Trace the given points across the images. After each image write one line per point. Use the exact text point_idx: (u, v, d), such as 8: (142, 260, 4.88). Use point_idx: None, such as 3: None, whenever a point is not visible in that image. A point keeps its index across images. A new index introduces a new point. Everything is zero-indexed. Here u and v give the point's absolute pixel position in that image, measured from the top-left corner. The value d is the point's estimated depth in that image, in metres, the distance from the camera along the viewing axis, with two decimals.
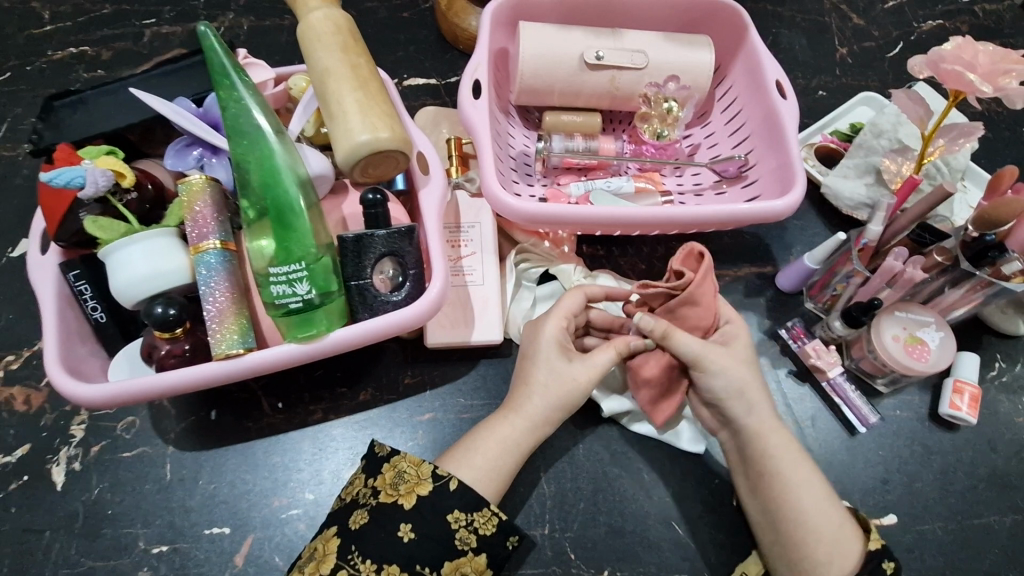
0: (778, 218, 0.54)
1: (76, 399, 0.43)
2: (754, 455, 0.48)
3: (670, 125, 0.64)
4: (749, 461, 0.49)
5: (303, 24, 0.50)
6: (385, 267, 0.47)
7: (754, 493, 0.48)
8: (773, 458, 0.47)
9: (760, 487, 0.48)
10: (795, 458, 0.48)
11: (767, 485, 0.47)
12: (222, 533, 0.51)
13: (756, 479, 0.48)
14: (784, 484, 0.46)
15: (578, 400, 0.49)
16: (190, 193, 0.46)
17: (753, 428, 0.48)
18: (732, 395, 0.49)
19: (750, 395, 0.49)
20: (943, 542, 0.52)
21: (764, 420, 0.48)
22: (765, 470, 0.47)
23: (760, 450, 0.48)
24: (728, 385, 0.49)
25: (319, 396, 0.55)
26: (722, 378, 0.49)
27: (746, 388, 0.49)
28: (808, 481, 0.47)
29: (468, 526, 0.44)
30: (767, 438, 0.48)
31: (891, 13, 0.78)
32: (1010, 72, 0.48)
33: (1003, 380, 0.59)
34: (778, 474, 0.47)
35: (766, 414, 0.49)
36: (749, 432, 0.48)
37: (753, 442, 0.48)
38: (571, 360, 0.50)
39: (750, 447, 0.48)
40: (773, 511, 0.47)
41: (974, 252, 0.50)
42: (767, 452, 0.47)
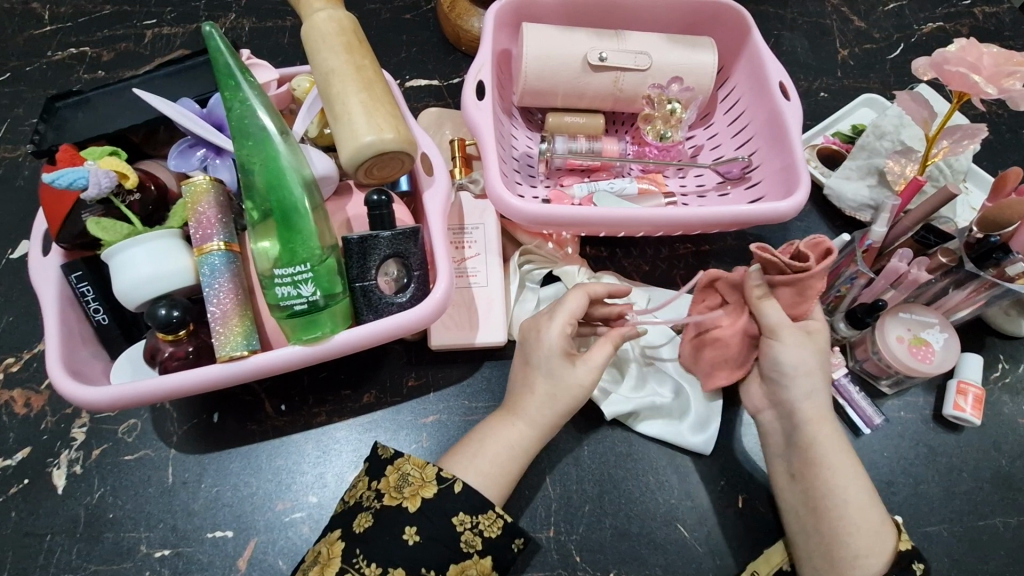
0: (782, 219, 0.53)
1: (79, 402, 0.43)
2: (801, 440, 0.47)
3: (673, 126, 0.64)
4: (794, 446, 0.48)
5: (308, 24, 0.49)
6: (389, 269, 0.48)
7: (793, 480, 0.48)
8: (818, 445, 0.46)
9: (801, 474, 0.47)
10: (839, 449, 0.47)
11: (808, 471, 0.46)
12: (225, 536, 0.50)
13: (798, 466, 0.47)
14: (828, 472, 0.45)
15: (581, 401, 0.49)
16: (194, 194, 0.46)
17: (808, 414, 0.47)
18: (802, 372, 0.48)
19: (814, 377, 0.48)
20: (949, 544, 0.52)
21: (817, 407, 0.48)
22: (809, 457, 0.47)
23: (808, 436, 0.47)
24: (797, 363, 0.48)
25: (322, 398, 0.55)
26: (792, 356, 0.48)
27: (813, 370, 0.48)
28: (853, 471, 0.46)
29: (473, 529, 0.44)
30: (820, 427, 0.47)
31: (892, 16, 0.79)
32: (1014, 74, 0.48)
33: (1006, 381, 0.59)
34: (822, 462, 0.46)
35: (820, 403, 0.48)
36: (800, 416, 0.48)
37: (802, 427, 0.47)
38: (575, 364, 0.49)
39: (799, 432, 0.47)
40: (811, 498, 0.46)
41: (979, 253, 0.50)
42: (816, 440, 0.47)
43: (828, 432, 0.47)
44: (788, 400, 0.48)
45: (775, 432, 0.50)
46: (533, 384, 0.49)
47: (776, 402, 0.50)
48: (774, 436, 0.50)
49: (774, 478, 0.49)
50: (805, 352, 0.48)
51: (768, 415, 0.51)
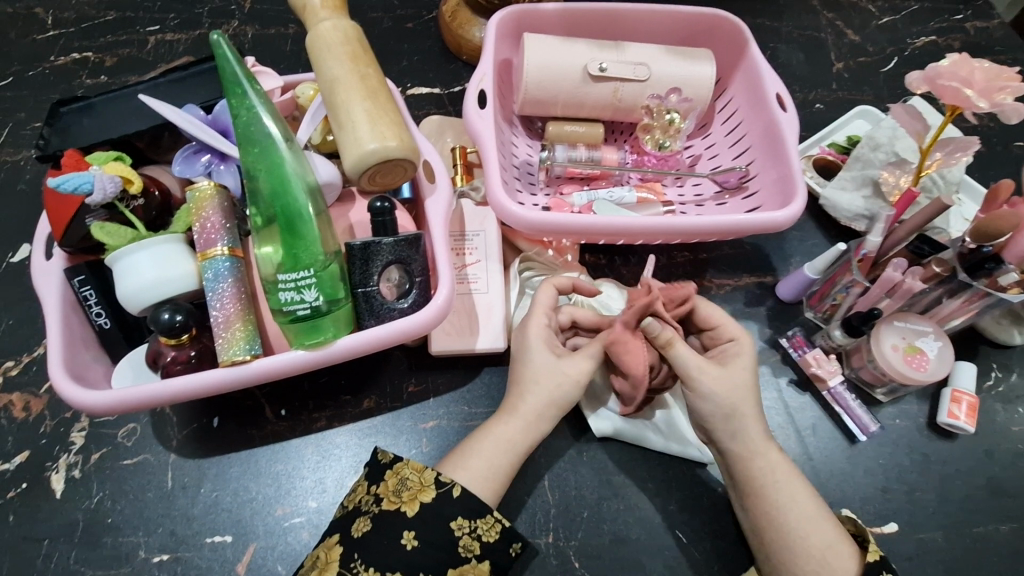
0: (779, 229, 0.54)
1: (80, 406, 0.43)
2: (740, 475, 0.48)
3: (672, 136, 0.65)
4: (736, 480, 0.48)
5: (313, 33, 0.50)
6: (391, 274, 0.48)
7: (744, 516, 0.48)
8: (758, 479, 0.47)
9: (747, 506, 0.47)
10: (781, 479, 0.47)
11: (751, 504, 0.47)
12: (224, 541, 0.50)
13: (742, 499, 0.48)
14: (772, 504, 0.46)
15: (573, 399, 0.50)
16: (199, 200, 0.46)
17: (738, 451, 0.48)
18: (721, 417, 0.48)
19: (736, 419, 0.48)
20: (943, 550, 0.53)
21: (748, 443, 0.48)
22: (751, 490, 0.47)
23: (744, 471, 0.47)
24: (717, 406, 0.48)
25: (323, 403, 0.55)
26: (711, 402, 0.48)
27: (735, 411, 0.48)
28: (792, 497, 0.46)
29: (472, 533, 0.44)
30: (753, 460, 0.47)
31: (885, 30, 0.80)
32: (1006, 88, 0.49)
33: (999, 390, 0.59)
34: (762, 494, 0.46)
35: (753, 437, 0.48)
36: (731, 455, 0.48)
37: (736, 464, 0.48)
38: (560, 356, 0.51)
39: (735, 469, 0.48)
40: (760, 529, 0.46)
41: (972, 263, 0.52)
42: (752, 474, 0.47)
43: (765, 463, 0.47)
44: (716, 439, 0.49)
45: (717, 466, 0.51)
46: (533, 389, 0.49)
47: (707, 440, 0.51)
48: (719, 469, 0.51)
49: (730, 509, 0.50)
50: (723, 391, 0.48)
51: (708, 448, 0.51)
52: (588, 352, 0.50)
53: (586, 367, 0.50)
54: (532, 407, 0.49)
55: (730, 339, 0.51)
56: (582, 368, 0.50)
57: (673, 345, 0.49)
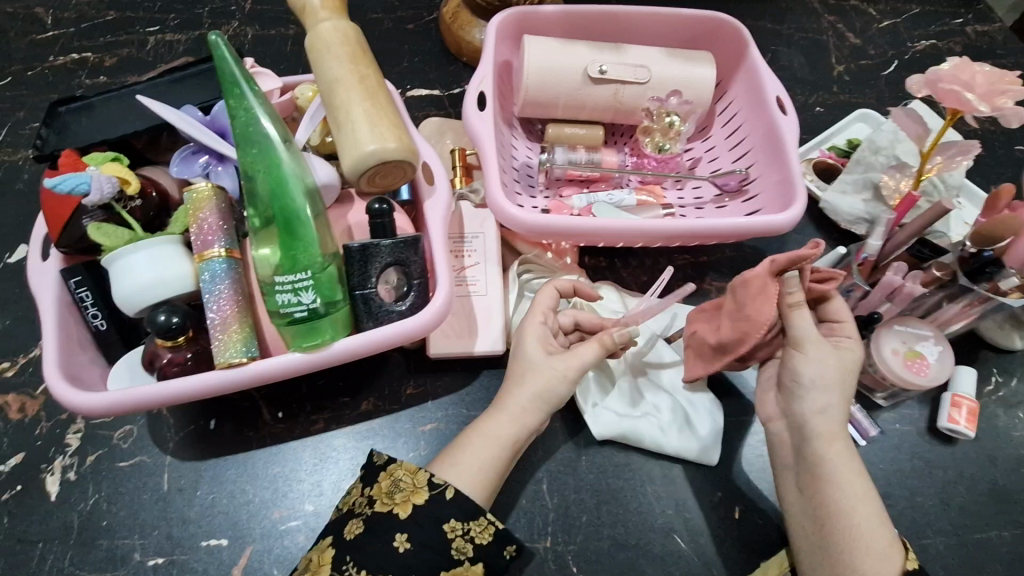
0: (779, 231, 0.54)
1: (76, 407, 0.43)
2: (812, 456, 0.46)
3: (672, 138, 0.64)
4: (803, 460, 0.47)
5: (312, 34, 0.50)
6: (390, 276, 0.48)
7: (798, 496, 0.47)
8: (827, 461, 0.46)
9: (807, 487, 0.46)
10: (848, 470, 0.45)
11: (816, 487, 0.46)
12: (220, 544, 0.50)
13: (806, 480, 0.47)
14: (836, 490, 0.45)
15: (562, 395, 0.49)
16: (197, 201, 0.46)
17: (819, 429, 0.46)
18: (819, 386, 0.47)
19: (831, 393, 0.47)
20: (944, 555, 0.52)
21: (829, 424, 0.46)
22: (815, 471, 0.46)
23: (817, 451, 0.46)
24: (817, 376, 0.47)
25: (321, 405, 0.55)
26: (813, 369, 0.47)
27: (831, 387, 0.47)
28: (857, 486, 0.45)
29: (464, 536, 0.43)
30: (827, 443, 0.46)
31: (886, 33, 0.80)
32: (1007, 92, 0.49)
33: (1000, 395, 0.59)
34: (827, 477, 0.45)
35: (834, 419, 0.47)
36: (810, 433, 0.47)
37: (808, 442, 0.47)
38: (552, 354, 0.51)
39: (806, 446, 0.47)
40: (819, 513, 0.45)
41: (974, 268, 0.51)
42: (820, 453, 0.46)
43: (838, 447, 0.46)
44: (797, 410, 0.47)
45: (784, 443, 0.49)
46: (529, 391, 0.49)
47: (787, 412, 0.49)
48: (783, 447, 0.49)
49: (782, 493, 0.49)
50: (829, 367, 0.47)
51: (780, 424, 0.50)
52: (584, 352, 0.50)
53: (576, 363, 0.50)
54: (532, 410, 0.49)
55: (850, 337, 0.49)
56: (571, 363, 0.50)
57: (797, 310, 0.47)
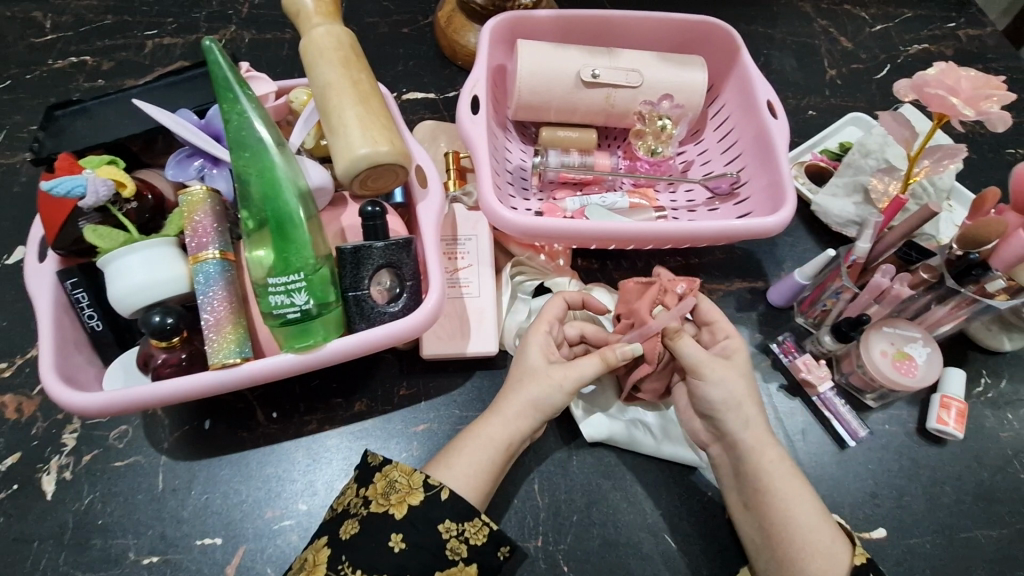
0: (769, 234, 0.55)
1: (71, 408, 0.43)
2: (749, 471, 0.47)
3: (664, 142, 0.65)
4: (743, 477, 0.48)
5: (306, 39, 0.51)
6: (382, 278, 0.48)
7: (745, 510, 0.48)
8: (766, 472, 0.47)
9: (751, 501, 0.47)
10: (785, 478, 0.47)
11: (759, 500, 0.47)
12: (214, 543, 0.50)
13: (749, 496, 0.48)
14: (778, 501, 0.46)
15: (557, 404, 0.50)
16: (191, 204, 0.47)
17: (749, 442, 0.48)
18: (729, 405, 0.49)
19: (745, 407, 0.49)
20: (931, 555, 0.53)
21: (756, 435, 0.48)
22: (756, 483, 0.47)
23: (753, 465, 0.47)
24: (725, 396, 0.49)
25: (314, 406, 0.56)
26: (719, 389, 0.49)
27: (742, 399, 0.49)
28: (796, 493, 0.46)
29: (459, 537, 0.44)
30: (762, 454, 0.48)
31: (878, 37, 0.81)
32: (992, 97, 0.49)
33: (988, 396, 0.60)
34: (768, 488, 0.46)
35: (759, 429, 0.49)
36: (742, 449, 0.48)
37: (745, 457, 0.48)
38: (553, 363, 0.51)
39: (744, 461, 0.48)
40: (766, 525, 0.46)
41: (960, 269, 0.52)
42: (758, 466, 0.47)
43: (773, 456, 0.48)
44: (726, 432, 0.49)
45: (724, 465, 0.50)
46: (522, 392, 0.50)
47: (720, 437, 0.50)
48: (724, 469, 0.50)
49: (730, 510, 0.50)
50: (731, 383, 0.49)
51: (715, 448, 0.51)
52: (584, 364, 0.50)
53: (574, 375, 0.50)
54: (522, 410, 0.49)
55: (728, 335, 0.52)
56: (568, 374, 0.50)
57: (680, 338, 0.50)
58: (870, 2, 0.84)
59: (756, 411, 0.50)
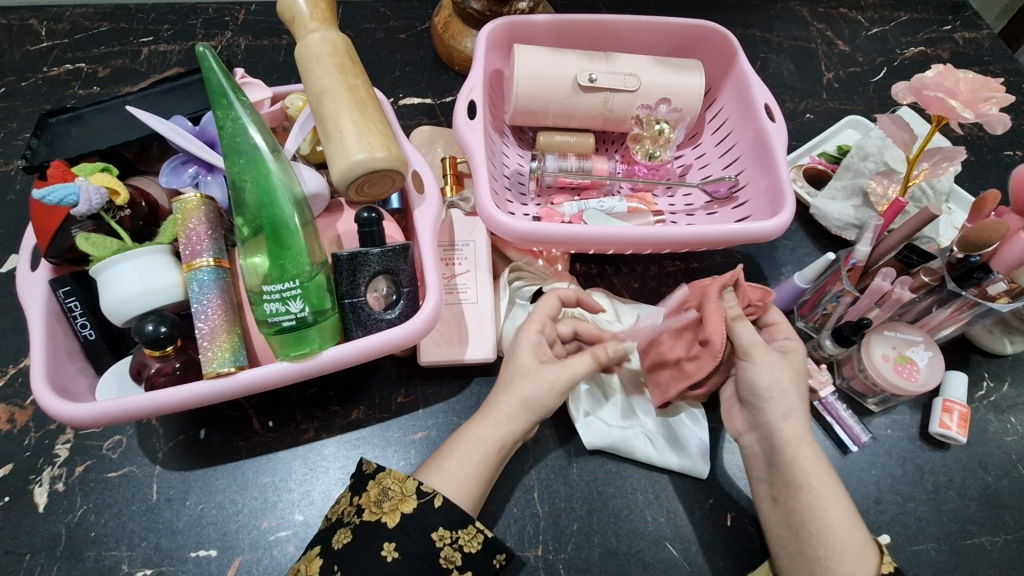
0: (768, 238, 0.54)
1: (61, 418, 0.42)
2: (781, 464, 0.47)
3: (662, 146, 0.65)
4: (774, 469, 0.48)
5: (302, 45, 0.50)
6: (379, 285, 0.48)
7: (775, 504, 0.47)
8: (798, 469, 0.46)
9: (782, 495, 0.47)
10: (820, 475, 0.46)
11: (791, 495, 0.46)
12: (208, 555, 0.50)
13: (779, 491, 0.47)
14: (809, 497, 0.45)
15: (548, 404, 0.49)
16: (184, 211, 0.46)
17: (787, 435, 0.47)
18: (774, 395, 0.48)
19: (790, 399, 0.48)
20: (937, 562, 0.52)
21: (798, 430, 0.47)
22: (788, 478, 0.46)
23: (788, 459, 0.46)
24: (772, 385, 0.48)
25: (311, 414, 0.55)
26: (767, 376, 0.48)
27: (788, 392, 0.48)
28: (831, 492, 0.45)
29: (453, 544, 0.43)
30: (800, 448, 0.46)
31: (875, 40, 0.81)
32: (990, 99, 0.49)
33: (991, 400, 0.59)
34: (802, 485, 0.45)
35: (798, 424, 0.48)
36: (779, 440, 0.47)
37: (780, 448, 0.47)
38: (544, 362, 0.50)
39: (778, 454, 0.47)
40: (794, 521, 0.45)
41: (961, 273, 0.51)
42: (794, 460, 0.46)
43: (808, 453, 0.46)
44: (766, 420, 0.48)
45: (755, 456, 0.50)
46: (516, 399, 0.49)
47: (755, 424, 0.50)
48: (756, 459, 0.50)
49: (758, 502, 0.49)
50: (781, 373, 0.48)
51: (748, 438, 0.51)
52: (576, 364, 0.50)
53: (566, 374, 0.49)
54: (519, 416, 0.48)
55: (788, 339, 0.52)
56: (560, 375, 0.49)
57: (741, 322, 0.50)
58: (866, 6, 0.84)
59: (799, 405, 0.48)
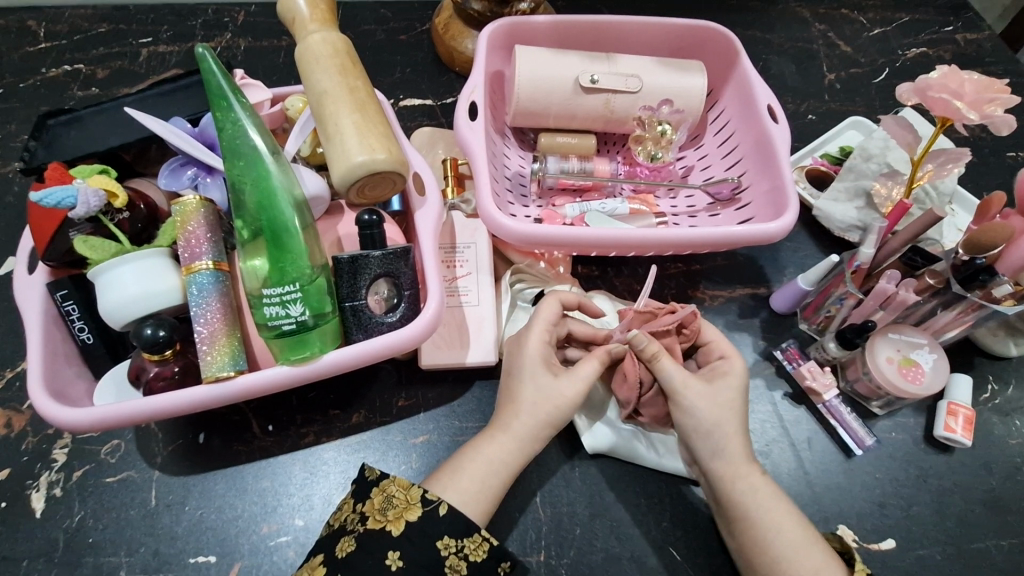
0: (771, 240, 0.54)
1: (60, 423, 0.42)
2: (724, 499, 0.47)
3: (665, 146, 0.65)
4: (719, 503, 0.48)
5: (302, 45, 0.50)
6: (380, 288, 0.48)
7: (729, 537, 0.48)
8: (740, 503, 0.46)
9: (732, 528, 0.47)
10: (765, 500, 0.46)
11: (739, 529, 0.46)
12: (207, 561, 0.49)
13: (728, 523, 0.47)
14: (756, 528, 0.45)
15: (566, 416, 0.49)
16: (184, 213, 0.45)
17: (721, 471, 0.47)
18: (701, 434, 0.48)
19: (720, 436, 0.48)
20: (942, 566, 0.52)
21: (731, 464, 0.47)
22: (734, 512, 0.47)
23: (728, 495, 0.47)
24: (699, 424, 0.48)
25: (311, 418, 0.54)
26: (693, 417, 0.48)
27: (717, 429, 0.48)
28: (779, 519, 0.46)
29: (459, 553, 0.43)
30: (735, 482, 0.47)
31: (876, 41, 0.81)
32: (996, 100, 0.49)
33: (995, 403, 0.59)
34: (746, 518, 0.46)
35: (735, 457, 0.48)
36: (714, 476, 0.48)
37: (718, 485, 0.47)
38: (557, 375, 0.50)
39: (718, 490, 0.47)
40: (747, 554, 0.46)
41: (966, 274, 0.51)
42: (734, 496, 0.47)
43: (749, 484, 0.47)
44: (700, 459, 0.49)
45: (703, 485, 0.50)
46: (524, 409, 0.48)
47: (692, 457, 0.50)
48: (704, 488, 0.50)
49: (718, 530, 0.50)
50: (702, 411, 0.48)
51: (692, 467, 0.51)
52: (585, 369, 0.50)
53: (579, 381, 0.49)
54: (526, 426, 0.48)
55: (724, 358, 0.51)
56: (576, 385, 0.49)
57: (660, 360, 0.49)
58: (867, 7, 0.84)
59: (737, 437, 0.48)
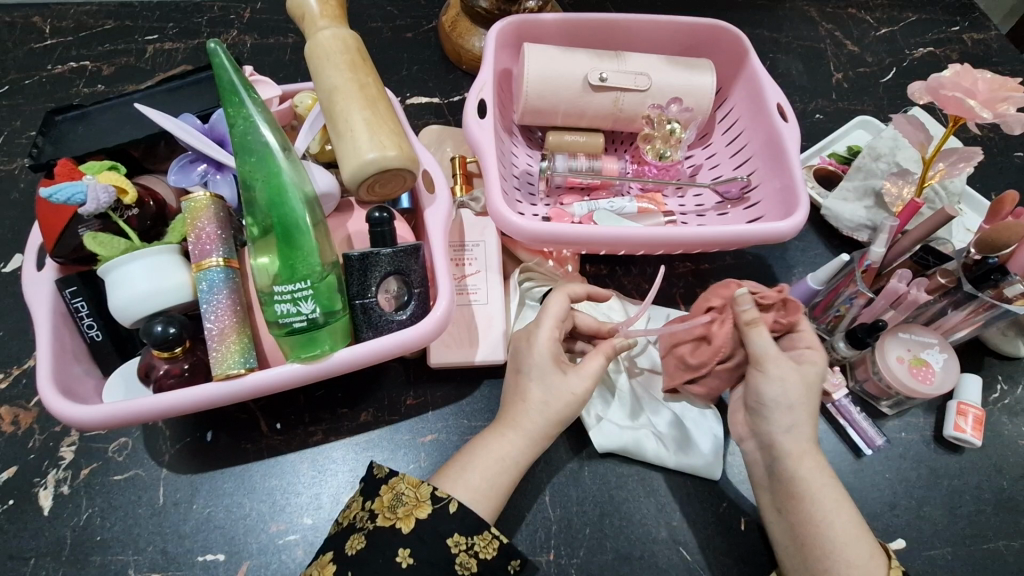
0: (781, 239, 0.54)
1: (69, 420, 0.42)
2: (783, 476, 0.46)
3: (673, 146, 0.64)
4: (777, 481, 0.47)
5: (312, 41, 0.50)
6: (390, 285, 0.47)
7: (778, 517, 0.47)
8: (802, 482, 0.45)
9: (785, 508, 0.46)
10: (825, 484, 0.45)
11: (794, 508, 0.45)
12: (216, 560, 0.49)
13: (781, 502, 0.46)
14: (813, 508, 0.44)
15: (575, 414, 0.49)
16: (194, 210, 0.45)
17: (788, 448, 0.47)
18: (781, 408, 0.47)
19: (797, 413, 0.47)
20: (953, 566, 0.52)
21: (802, 442, 0.47)
22: (791, 491, 0.46)
23: (790, 472, 0.46)
24: (779, 398, 0.47)
25: (318, 417, 0.54)
26: (777, 389, 0.47)
27: (797, 406, 0.47)
28: (837, 504, 0.45)
29: (468, 551, 0.43)
30: (801, 461, 0.46)
31: (884, 40, 0.81)
32: (1009, 99, 0.48)
33: (1005, 403, 0.59)
34: (805, 497, 0.45)
35: (803, 437, 0.47)
36: (779, 452, 0.47)
37: (781, 460, 0.46)
38: (566, 372, 0.49)
39: (780, 466, 0.46)
40: (799, 535, 0.45)
41: (979, 274, 0.51)
42: (795, 474, 0.46)
43: (810, 465, 0.46)
44: (766, 432, 0.48)
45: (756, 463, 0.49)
46: (534, 408, 0.48)
47: (756, 431, 0.49)
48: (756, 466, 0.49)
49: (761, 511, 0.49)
50: (790, 386, 0.47)
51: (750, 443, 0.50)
52: (592, 366, 0.49)
53: (589, 379, 0.49)
54: (536, 424, 0.48)
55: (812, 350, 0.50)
56: (586, 383, 0.49)
57: (755, 328, 0.48)
58: (874, 6, 0.83)
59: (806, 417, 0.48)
